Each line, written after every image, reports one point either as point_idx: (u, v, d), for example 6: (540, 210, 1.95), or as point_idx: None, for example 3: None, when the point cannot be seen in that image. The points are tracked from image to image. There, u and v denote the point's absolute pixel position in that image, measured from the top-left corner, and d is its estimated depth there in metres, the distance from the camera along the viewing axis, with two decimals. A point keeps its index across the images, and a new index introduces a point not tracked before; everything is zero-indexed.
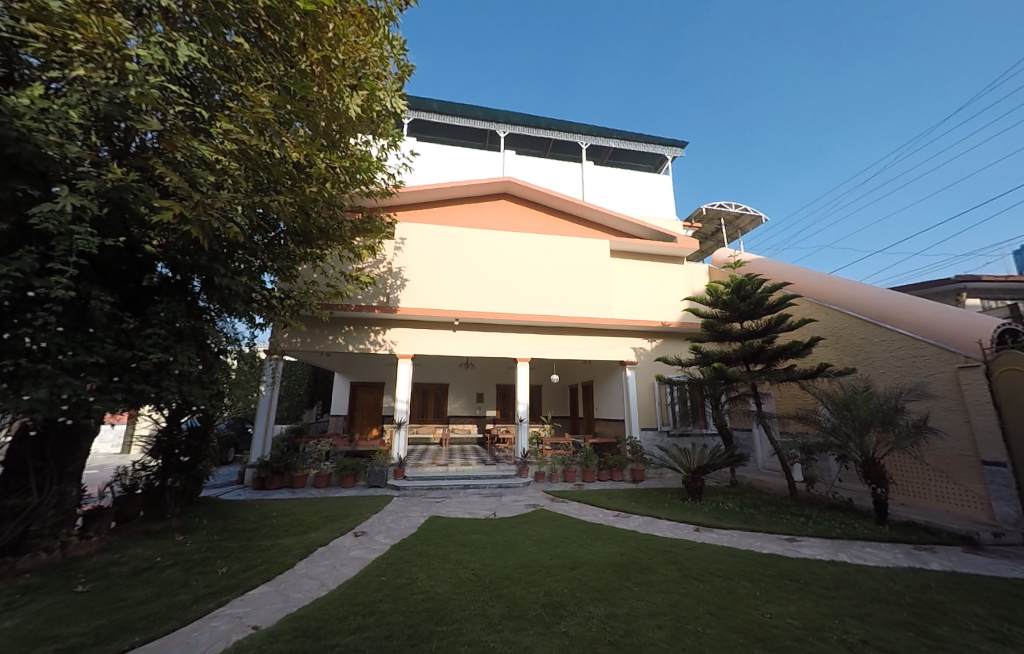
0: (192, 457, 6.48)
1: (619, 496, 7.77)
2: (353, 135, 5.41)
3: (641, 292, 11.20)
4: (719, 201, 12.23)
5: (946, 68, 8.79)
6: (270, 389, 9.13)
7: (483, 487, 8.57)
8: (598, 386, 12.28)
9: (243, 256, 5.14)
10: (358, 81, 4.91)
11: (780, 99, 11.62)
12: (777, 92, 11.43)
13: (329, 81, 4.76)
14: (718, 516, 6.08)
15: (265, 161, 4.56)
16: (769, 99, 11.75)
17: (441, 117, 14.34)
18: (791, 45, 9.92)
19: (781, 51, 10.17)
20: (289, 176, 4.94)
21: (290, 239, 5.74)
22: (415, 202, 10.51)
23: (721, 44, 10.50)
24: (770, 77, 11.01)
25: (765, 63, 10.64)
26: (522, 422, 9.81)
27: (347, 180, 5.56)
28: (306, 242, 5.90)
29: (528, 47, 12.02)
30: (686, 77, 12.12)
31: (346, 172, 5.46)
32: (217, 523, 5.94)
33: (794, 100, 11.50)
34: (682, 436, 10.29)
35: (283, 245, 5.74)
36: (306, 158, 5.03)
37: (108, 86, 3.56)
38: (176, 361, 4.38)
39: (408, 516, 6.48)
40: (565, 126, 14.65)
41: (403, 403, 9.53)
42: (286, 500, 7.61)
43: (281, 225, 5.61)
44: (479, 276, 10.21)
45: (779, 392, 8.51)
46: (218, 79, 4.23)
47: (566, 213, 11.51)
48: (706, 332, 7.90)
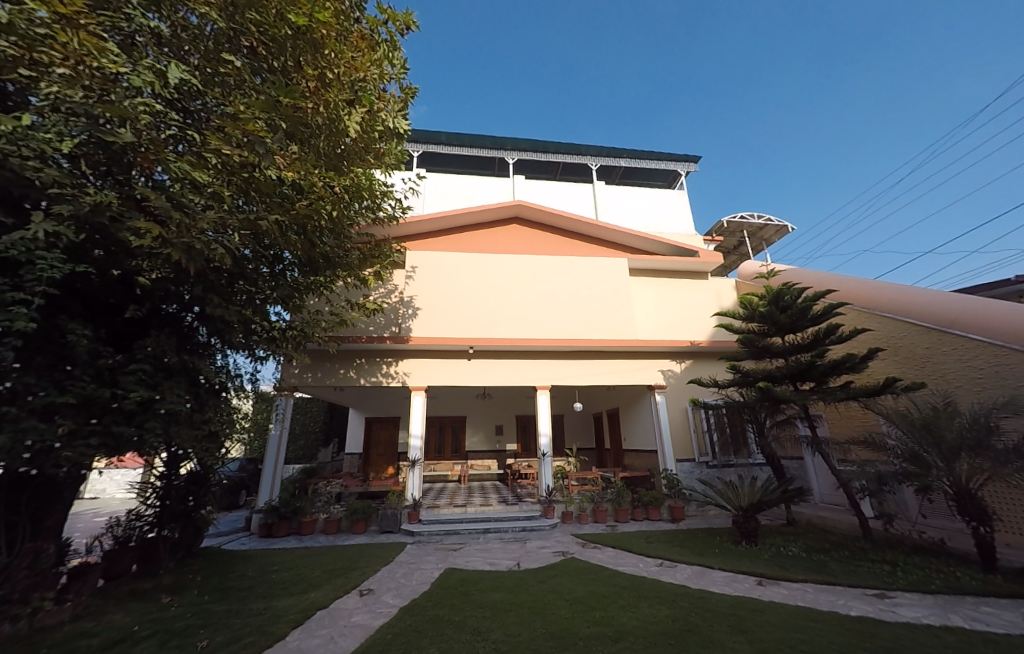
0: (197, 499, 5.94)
1: (658, 540, 6.87)
2: (356, 158, 5.06)
3: (665, 310, 10.56)
4: (741, 213, 11.69)
5: (962, 57, 8.34)
6: (278, 428, 8.79)
7: (505, 531, 7.78)
8: (624, 414, 11.46)
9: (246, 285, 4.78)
10: (354, 95, 4.48)
11: (795, 114, 11.39)
12: (789, 106, 11.25)
13: (324, 97, 4.38)
14: (782, 566, 5.17)
15: (255, 178, 4.09)
16: (784, 113, 11.47)
17: (450, 149, 14.50)
18: (802, 52, 9.79)
19: (784, 55, 10.05)
20: (281, 193, 4.37)
21: (296, 264, 5.46)
22: (426, 230, 10.35)
23: (728, 55, 10.49)
24: (783, 88, 10.84)
25: (779, 69, 10.45)
26: (544, 457, 9.05)
27: (349, 201, 5.06)
28: (315, 273, 5.64)
29: (536, 69, 12.23)
30: (699, 91, 11.98)
31: (347, 192, 4.96)
32: (211, 579, 5.34)
33: (808, 114, 11.24)
34: (724, 468, 9.32)
35: (292, 278, 5.46)
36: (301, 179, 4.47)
37: (86, 105, 3.23)
38: (163, 399, 3.91)
39: (421, 568, 5.75)
40: (573, 148, 14.53)
41: (417, 439, 8.95)
42: (291, 550, 7.00)
43: (289, 255, 5.42)
44: (494, 302, 9.79)
45: (832, 414, 7.60)
46: (213, 100, 3.93)
47: (581, 235, 11.12)
48: (744, 349, 7.16)
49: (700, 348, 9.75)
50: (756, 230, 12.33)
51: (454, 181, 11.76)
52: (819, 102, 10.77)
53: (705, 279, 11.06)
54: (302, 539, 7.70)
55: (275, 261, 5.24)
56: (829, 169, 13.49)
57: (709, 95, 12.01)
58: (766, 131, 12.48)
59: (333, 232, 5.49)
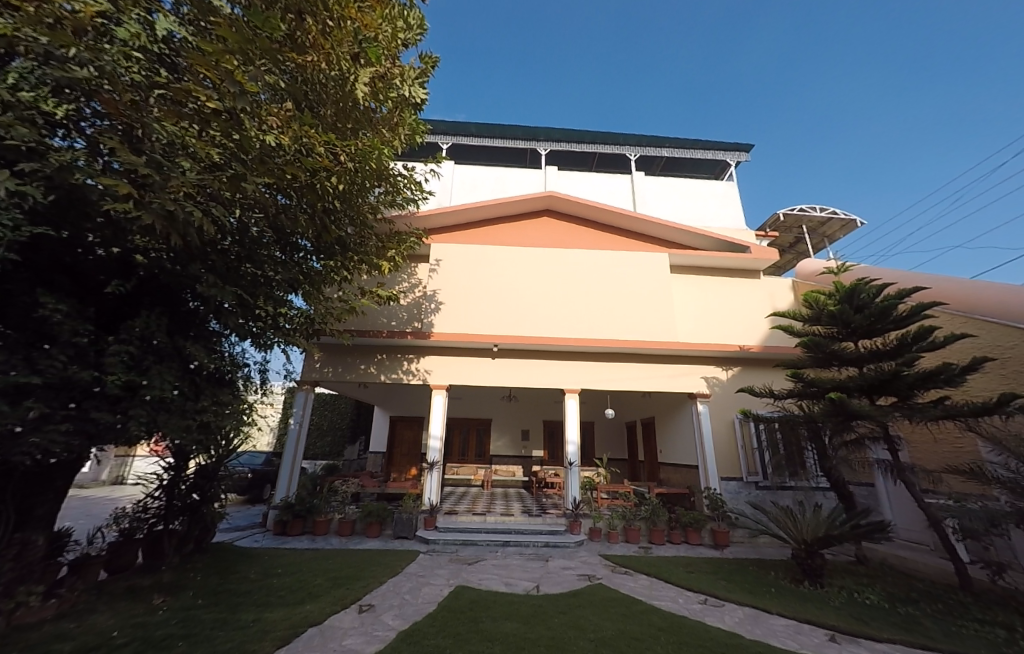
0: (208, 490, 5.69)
1: (699, 569, 6.02)
2: (363, 125, 4.59)
3: (710, 311, 9.59)
4: (799, 205, 10.53)
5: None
6: (298, 423, 8.65)
7: (527, 545, 7.14)
8: (661, 424, 10.54)
9: (252, 266, 4.49)
10: (359, 48, 4.16)
11: (856, 103, 10.17)
12: (849, 95, 10.04)
13: (325, 47, 4.03)
14: (860, 620, 4.25)
15: (240, 135, 3.67)
16: (836, 99, 10.34)
17: (479, 141, 14.02)
18: (852, 35, 8.79)
19: (827, 37, 9.08)
20: (275, 151, 4.00)
21: (310, 245, 5.21)
22: (453, 223, 9.96)
23: (777, 28, 9.54)
24: (843, 74, 9.64)
25: (843, 54, 9.24)
26: (572, 467, 8.34)
27: (358, 170, 4.64)
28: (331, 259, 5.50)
29: (571, 51, 11.76)
30: (750, 75, 10.94)
31: (356, 161, 4.53)
32: (210, 580, 5.02)
33: (872, 100, 10.01)
34: (776, 490, 8.28)
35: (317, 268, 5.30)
36: (304, 143, 4.17)
37: (46, 45, 2.89)
38: (149, 385, 3.58)
39: (430, 583, 5.21)
40: (612, 138, 13.67)
41: (436, 441, 8.49)
42: (302, 551, 6.69)
43: (306, 242, 5.26)
44: (520, 297, 9.21)
45: (919, 438, 6.48)
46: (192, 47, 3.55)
47: (618, 229, 10.35)
48: (810, 353, 6.24)
49: (750, 353, 8.76)
50: (816, 224, 11.07)
51: (484, 173, 11.30)
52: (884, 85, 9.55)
53: (755, 278, 10.01)
54: (315, 539, 7.40)
55: (286, 243, 4.96)
56: (902, 157, 11.98)
57: (753, 82, 11.06)
58: (815, 123, 11.33)
59: (345, 212, 5.15)
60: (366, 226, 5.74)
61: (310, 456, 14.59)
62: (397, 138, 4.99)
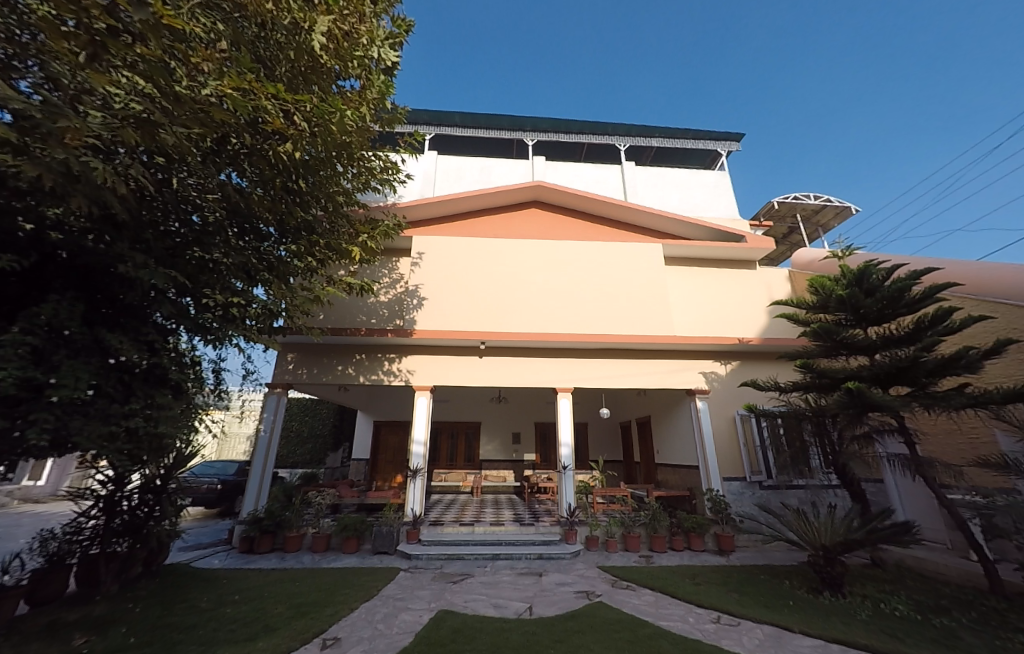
0: (156, 499, 5.09)
1: (707, 580, 5.51)
2: (325, 82, 4.29)
3: (707, 303, 9.19)
4: (794, 194, 10.21)
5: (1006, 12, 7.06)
6: (269, 429, 8.02)
7: (519, 558, 6.55)
8: (657, 424, 10.07)
9: (199, 250, 4.04)
10: None
11: (842, 91, 10.11)
12: (836, 83, 9.97)
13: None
14: (894, 637, 3.76)
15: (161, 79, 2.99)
16: (824, 87, 10.22)
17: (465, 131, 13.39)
18: (831, 21, 8.73)
19: (807, 24, 9.03)
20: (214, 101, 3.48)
21: (273, 226, 4.76)
22: (436, 213, 9.38)
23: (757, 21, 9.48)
24: (827, 64, 9.57)
25: (823, 46, 9.18)
26: (566, 471, 7.80)
27: (319, 136, 4.12)
28: (307, 243, 5.06)
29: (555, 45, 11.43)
30: (731, 68, 10.94)
31: (316, 116, 3.96)
32: (151, 614, 4.33)
33: (856, 90, 9.95)
34: (781, 490, 7.89)
35: (282, 258, 4.81)
36: (246, 91, 3.69)
37: None
38: (58, 383, 3.02)
39: (408, 609, 4.58)
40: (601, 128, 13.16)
41: (420, 445, 7.88)
42: (268, 571, 6.02)
43: (272, 230, 4.85)
44: (508, 290, 8.67)
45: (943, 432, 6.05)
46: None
47: (609, 220, 9.93)
48: (819, 339, 5.80)
49: (750, 346, 8.36)
50: (811, 214, 10.76)
51: (468, 162, 10.76)
52: (868, 72, 9.46)
53: (753, 269, 9.65)
54: (284, 558, 6.71)
55: (247, 224, 4.54)
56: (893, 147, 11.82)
57: (741, 71, 10.93)
58: (805, 112, 11.22)
59: (310, 188, 4.69)
60: (338, 211, 5.28)
61: (289, 464, 13.82)
62: (366, 101, 4.60)
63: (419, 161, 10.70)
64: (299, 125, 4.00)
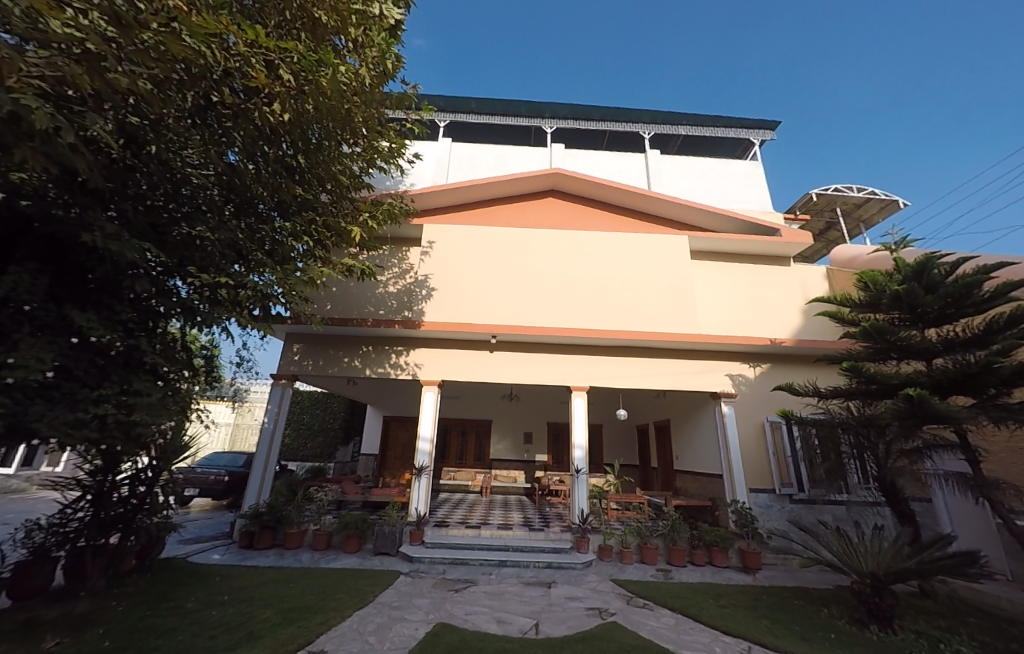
0: (147, 489, 4.80)
1: (733, 603, 4.98)
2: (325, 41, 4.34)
3: (735, 301, 8.60)
4: (833, 185, 9.48)
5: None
6: (273, 420, 7.81)
7: (527, 565, 6.14)
8: (677, 428, 9.53)
9: (184, 225, 3.78)
10: None
11: (874, 91, 9.48)
12: (868, 83, 9.37)
13: None
14: None
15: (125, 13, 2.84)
16: (856, 86, 9.60)
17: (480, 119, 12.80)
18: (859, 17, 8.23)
19: (835, 21, 8.51)
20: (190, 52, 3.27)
21: (268, 205, 4.53)
22: (449, 201, 9.01)
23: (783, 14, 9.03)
24: (858, 63, 9.00)
25: (853, 44, 8.65)
26: (579, 475, 7.35)
27: (316, 83, 3.90)
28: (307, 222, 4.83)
29: (572, 34, 11.12)
30: (757, 64, 10.38)
31: (309, 66, 3.78)
32: (134, 612, 4.08)
33: (891, 86, 9.31)
34: (813, 504, 7.29)
35: (281, 241, 4.53)
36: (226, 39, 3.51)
37: None
38: (14, 363, 2.72)
39: (404, 620, 4.22)
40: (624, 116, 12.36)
41: (426, 442, 7.55)
42: (263, 568, 5.76)
43: (271, 210, 4.61)
44: (523, 282, 8.26)
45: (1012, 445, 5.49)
46: None
47: (632, 210, 9.39)
48: (868, 339, 5.24)
49: (782, 347, 7.75)
50: (852, 208, 9.99)
51: (484, 149, 10.34)
52: (904, 67, 8.82)
53: (786, 265, 9.01)
54: (282, 555, 6.44)
55: (241, 201, 4.31)
56: (937, 147, 10.89)
57: (768, 70, 10.39)
58: (836, 112, 10.58)
59: (308, 162, 4.50)
60: (342, 191, 5.08)
61: (299, 457, 13.74)
62: (367, 61, 4.47)
63: (434, 148, 10.35)
64: (285, 79, 3.84)
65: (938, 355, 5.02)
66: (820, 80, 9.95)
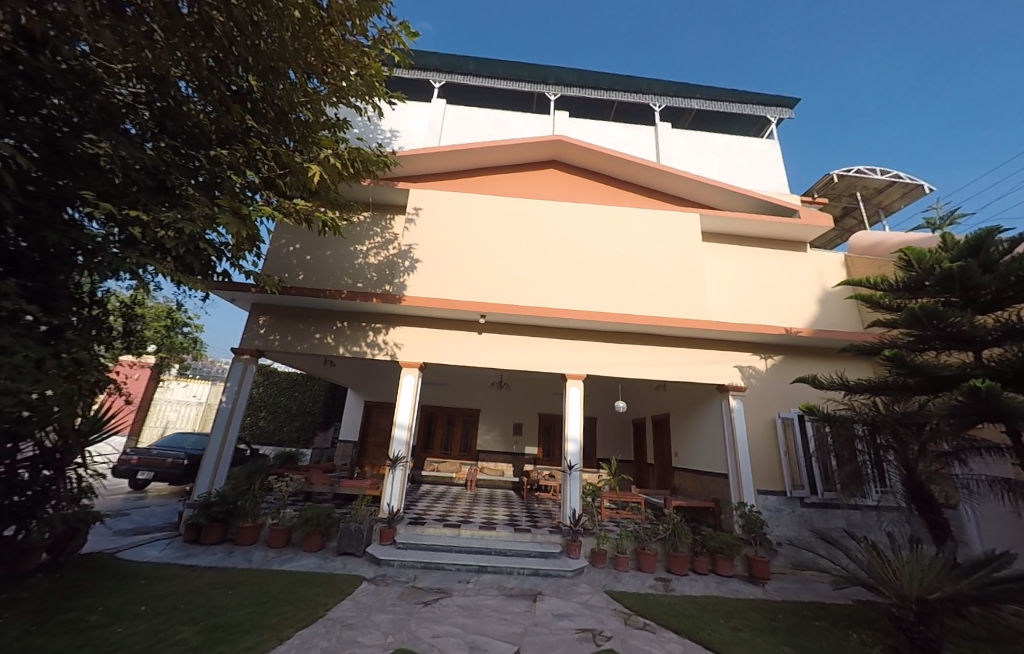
0: (54, 473, 4.01)
1: (747, 624, 4.29)
2: None
3: (748, 286, 7.87)
4: (856, 167, 8.76)
5: None
6: (232, 401, 6.96)
7: (511, 572, 5.43)
8: (678, 422, 8.85)
9: (86, 142, 3.18)
10: None
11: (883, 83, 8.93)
12: (875, 75, 8.78)
13: None
14: None
15: None
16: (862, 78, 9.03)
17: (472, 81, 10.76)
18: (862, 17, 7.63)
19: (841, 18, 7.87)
20: None
21: (212, 140, 3.97)
22: (440, 166, 8.17)
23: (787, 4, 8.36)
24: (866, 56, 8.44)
25: (858, 39, 8.09)
26: (571, 471, 6.63)
27: None
28: (257, 155, 4.19)
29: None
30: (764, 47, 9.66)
31: None
32: (13, 631, 3.26)
33: (898, 79, 8.75)
34: (825, 509, 6.67)
35: (224, 179, 3.91)
36: None
37: None
38: None
39: (356, 644, 3.46)
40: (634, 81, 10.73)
41: (403, 429, 6.78)
42: (202, 570, 4.97)
43: (212, 140, 3.98)
44: (517, 256, 7.43)
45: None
46: None
47: (639, 185, 8.60)
48: (916, 327, 4.49)
49: (798, 337, 7.06)
50: (873, 193, 9.27)
51: (481, 113, 9.46)
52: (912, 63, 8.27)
53: (803, 250, 8.30)
54: (231, 553, 5.66)
55: (182, 133, 3.83)
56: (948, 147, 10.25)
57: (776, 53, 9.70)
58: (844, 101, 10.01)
59: (262, 88, 3.99)
60: (306, 123, 4.45)
61: (275, 442, 12.89)
62: None
63: (425, 109, 9.42)
64: None
65: (993, 344, 4.34)
66: (827, 69, 9.33)
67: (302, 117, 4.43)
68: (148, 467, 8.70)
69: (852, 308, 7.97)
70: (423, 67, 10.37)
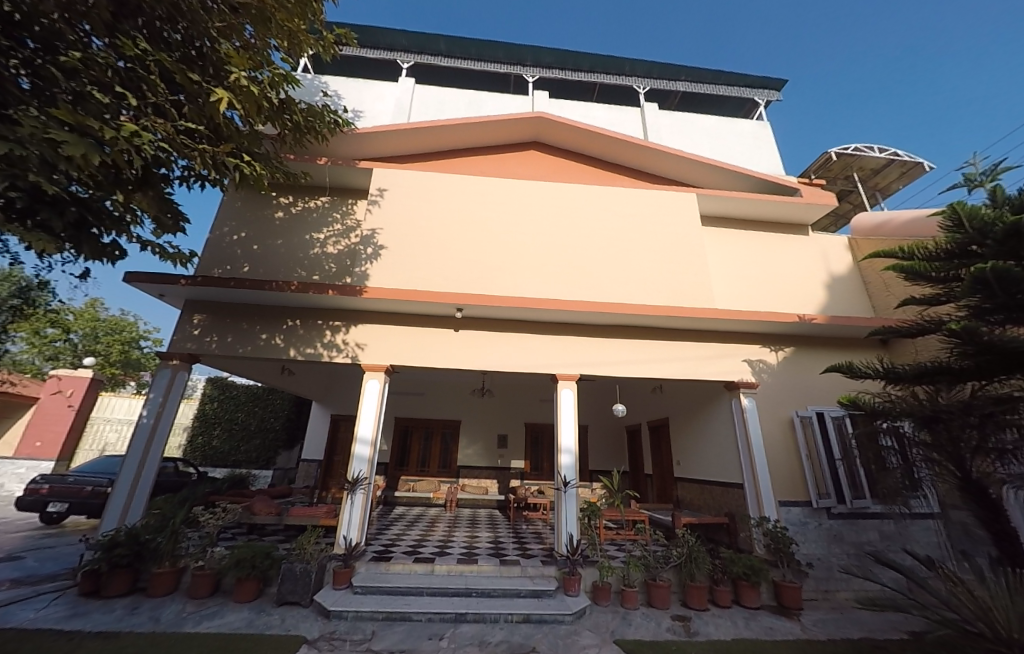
0: None
1: None
2: None
3: (752, 272, 7.11)
4: (854, 144, 8.18)
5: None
6: (154, 419, 5.75)
7: (496, 619, 4.37)
8: (679, 427, 7.94)
9: None
10: None
11: None
12: None
13: None
14: None
15: None
16: None
17: (443, 60, 9.74)
18: None
19: None
20: None
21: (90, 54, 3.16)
22: (408, 146, 7.26)
23: None
24: None
25: None
26: (566, 489, 5.62)
27: None
28: (149, 76, 3.28)
29: None
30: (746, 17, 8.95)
31: None
32: None
33: None
34: (855, 519, 5.85)
35: (91, 100, 3.04)
36: None
37: None
38: None
39: None
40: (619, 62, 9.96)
41: (365, 444, 5.67)
42: (82, 639, 3.74)
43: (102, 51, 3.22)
44: (494, 240, 6.51)
45: None
46: None
47: (627, 167, 7.87)
48: (990, 291, 3.66)
49: (812, 325, 6.30)
50: (870, 174, 8.75)
51: (453, 93, 8.64)
52: None
53: (806, 233, 7.64)
54: (136, 609, 4.43)
55: (45, 45, 3.04)
56: None
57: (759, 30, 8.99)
58: None
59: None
60: (218, 52, 3.56)
61: (231, 465, 11.48)
62: None
63: (391, 87, 8.54)
64: None
65: None
66: None
67: (219, 46, 3.61)
68: (61, 496, 7.29)
69: (864, 295, 7.30)
70: (389, 46, 9.48)
